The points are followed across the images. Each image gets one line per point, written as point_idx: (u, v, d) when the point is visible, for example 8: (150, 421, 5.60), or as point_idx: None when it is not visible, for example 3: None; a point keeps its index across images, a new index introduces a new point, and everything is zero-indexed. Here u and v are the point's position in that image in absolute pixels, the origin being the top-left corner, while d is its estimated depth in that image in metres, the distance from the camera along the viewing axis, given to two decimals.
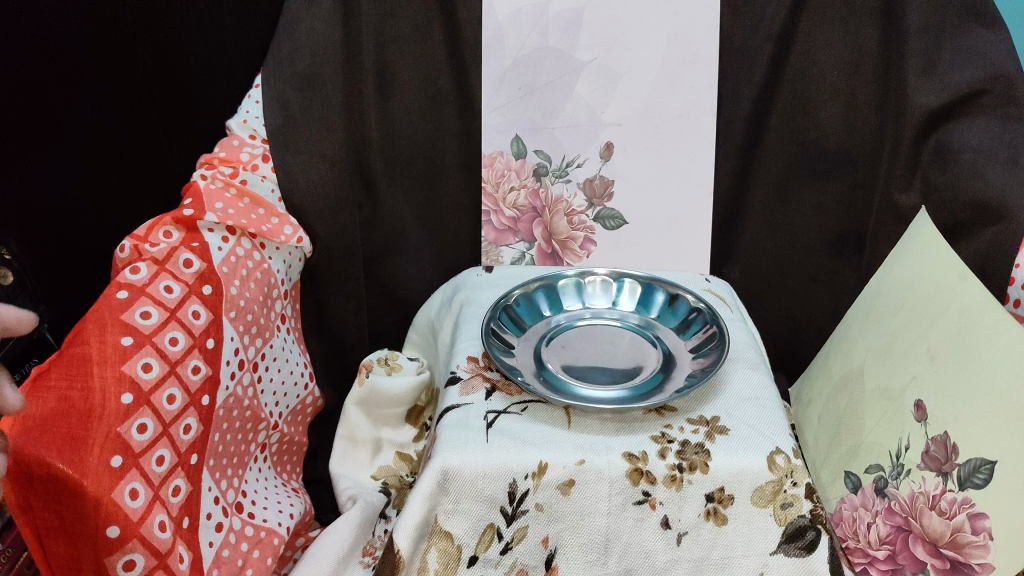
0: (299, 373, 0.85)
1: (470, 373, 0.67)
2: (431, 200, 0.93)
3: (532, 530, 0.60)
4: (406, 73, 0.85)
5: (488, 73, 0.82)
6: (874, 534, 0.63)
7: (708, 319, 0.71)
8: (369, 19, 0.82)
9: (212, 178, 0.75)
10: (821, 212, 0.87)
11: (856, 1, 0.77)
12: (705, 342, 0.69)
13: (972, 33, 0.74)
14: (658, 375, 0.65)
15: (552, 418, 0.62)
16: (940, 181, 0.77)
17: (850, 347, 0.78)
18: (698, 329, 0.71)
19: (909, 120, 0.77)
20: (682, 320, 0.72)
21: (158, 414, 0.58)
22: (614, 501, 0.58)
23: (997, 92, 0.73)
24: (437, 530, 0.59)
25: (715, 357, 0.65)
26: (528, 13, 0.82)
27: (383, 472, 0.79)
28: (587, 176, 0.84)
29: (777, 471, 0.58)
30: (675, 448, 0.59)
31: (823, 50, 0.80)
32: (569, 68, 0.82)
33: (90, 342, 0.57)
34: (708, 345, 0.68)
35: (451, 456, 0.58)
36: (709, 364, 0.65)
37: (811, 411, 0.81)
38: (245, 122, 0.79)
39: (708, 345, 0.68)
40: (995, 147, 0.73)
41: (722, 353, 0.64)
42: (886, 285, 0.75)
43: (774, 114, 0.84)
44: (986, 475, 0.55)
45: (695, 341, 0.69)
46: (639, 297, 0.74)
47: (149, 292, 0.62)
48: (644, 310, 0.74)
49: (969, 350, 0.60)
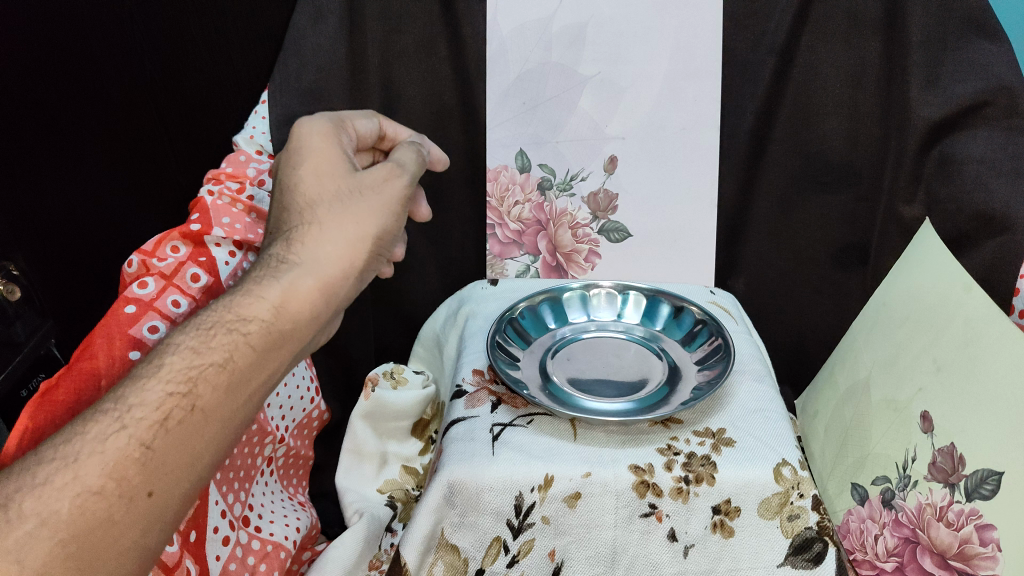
0: (305, 387, 0.85)
1: (475, 386, 0.68)
2: (437, 214, 0.94)
3: (539, 544, 0.59)
4: (412, 88, 0.86)
5: (492, 88, 0.83)
6: (881, 546, 0.64)
7: (714, 331, 0.71)
8: (375, 36, 0.82)
9: (219, 194, 0.74)
10: (826, 225, 0.88)
11: (859, 15, 0.77)
12: (711, 355, 0.69)
13: (974, 45, 0.73)
14: (664, 389, 0.65)
15: (558, 431, 0.62)
16: (943, 194, 0.78)
17: (856, 359, 0.78)
18: (704, 342, 0.71)
19: (911, 132, 0.78)
20: (687, 332, 0.72)
21: None
22: (621, 514, 0.58)
23: (1001, 104, 0.72)
24: (443, 543, 0.60)
25: (722, 369, 0.65)
26: (532, 29, 0.82)
27: (389, 485, 0.79)
28: (591, 189, 0.85)
29: (783, 483, 0.58)
30: (681, 460, 0.59)
31: (827, 63, 0.80)
32: (573, 83, 0.82)
33: (98, 357, 0.58)
34: (714, 357, 0.68)
35: (457, 469, 0.59)
36: (716, 376, 0.64)
37: (817, 423, 0.81)
38: (251, 137, 0.81)
39: (713, 357, 0.68)
40: (998, 158, 0.73)
41: (727, 364, 0.64)
42: (891, 297, 0.75)
43: (778, 127, 0.85)
44: (993, 485, 0.55)
45: (700, 353, 0.69)
46: (644, 309, 0.75)
47: (157, 307, 0.64)
48: (649, 322, 0.74)
49: (976, 362, 0.59)
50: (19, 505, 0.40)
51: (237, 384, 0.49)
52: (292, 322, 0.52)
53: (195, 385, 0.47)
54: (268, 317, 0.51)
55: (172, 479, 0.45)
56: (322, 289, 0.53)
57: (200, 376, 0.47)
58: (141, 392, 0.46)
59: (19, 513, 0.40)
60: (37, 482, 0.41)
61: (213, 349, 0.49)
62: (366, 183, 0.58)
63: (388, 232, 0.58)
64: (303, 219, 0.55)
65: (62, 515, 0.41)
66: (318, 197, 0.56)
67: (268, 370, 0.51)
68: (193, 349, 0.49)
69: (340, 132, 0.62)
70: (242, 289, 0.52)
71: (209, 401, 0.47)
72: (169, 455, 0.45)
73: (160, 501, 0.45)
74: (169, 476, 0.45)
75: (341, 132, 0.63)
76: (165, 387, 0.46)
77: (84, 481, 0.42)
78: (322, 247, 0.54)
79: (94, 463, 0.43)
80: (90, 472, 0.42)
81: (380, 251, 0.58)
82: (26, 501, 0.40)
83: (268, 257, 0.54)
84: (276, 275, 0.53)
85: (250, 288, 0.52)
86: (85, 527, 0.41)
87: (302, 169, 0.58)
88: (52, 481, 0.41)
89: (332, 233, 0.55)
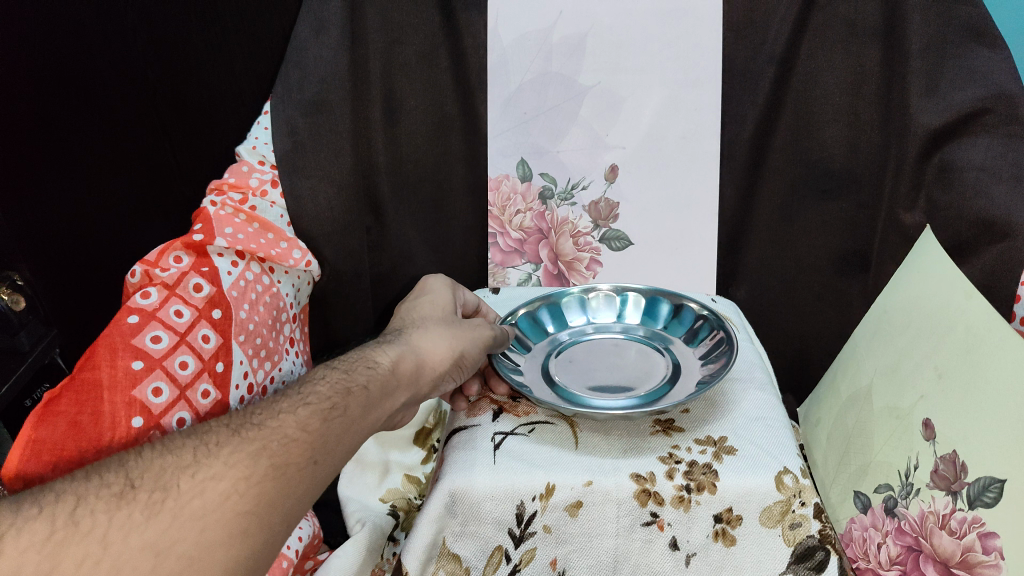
0: None
1: (476, 396, 0.68)
2: (439, 223, 0.95)
3: (541, 553, 0.60)
4: (414, 99, 0.86)
5: (493, 99, 0.84)
6: (885, 555, 0.64)
7: (713, 328, 0.70)
8: (377, 47, 0.83)
9: (222, 204, 0.75)
10: (825, 231, 0.88)
11: (857, 22, 0.77)
12: (715, 348, 0.68)
13: (974, 52, 0.73)
14: (667, 385, 0.65)
15: (560, 440, 0.62)
16: (944, 202, 0.76)
17: (858, 367, 0.78)
18: (706, 337, 0.70)
19: (912, 138, 0.77)
20: (688, 328, 0.72)
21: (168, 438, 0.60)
22: (623, 522, 0.58)
23: (1000, 111, 0.71)
24: (445, 552, 0.60)
25: (724, 362, 0.65)
26: (533, 39, 0.82)
27: (392, 494, 0.77)
28: (592, 198, 0.85)
29: (784, 491, 0.58)
30: (683, 468, 0.59)
31: (826, 70, 0.80)
32: (573, 92, 0.83)
33: (100, 367, 0.58)
34: (717, 350, 0.68)
35: (459, 479, 0.59)
36: (719, 370, 0.64)
37: (819, 431, 0.82)
38: (253, 147, 0.79)
39: (716, 349, 0.68)
40: (998, 166, 0.71)
41: (730, 357, 0.64)
42: (893, 304, 0.75)
43: (778, 134, 0.85)
44: (995, 494, 0.54)
45: (702, 348, 0.70)
46: (643, 309, 0.75)
47: (159, 317, 0.64)
48: (649, 321, 0.74)
49: (977, 368, 0.59)
50: (244, 433, 0.48)
51: (370, 413, 0.56)
52: (402, 381, 0.60)
53: (346, 394, 0.54)
54: (392, 364, 0.59)
55: (333, 457, 0.51)
56: (420, 365, 0.62)
57: (352, 388, 0.55)
58: (309, 389, 0.54)
59: (246, 437, 0.48)
60: (253, 424, 0.49)
61: (357, 373, 0.57)
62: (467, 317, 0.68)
63: (482, 345, 0.65)
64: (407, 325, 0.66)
65: (272, 448, 0.47)
66: (422, 317, 0.67)
67: (382, 417, 0.57)
68: (342, 370, 0.57)
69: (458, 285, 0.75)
70: (372, 345, 0.62)
71: (354, 412, 0.54)
72: (334, 435, 0.51)
73: (323, 472, 0.50)
74: (333, 453, 0.51)
75: (458, 285, 0.74)
76: (330, 387, 0.54)
77: (283, 429, 0.49)
78: (424, 339, 0.63)
79: (288, 421, 0.50)
80: (287, 425, 0.49)
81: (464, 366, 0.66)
82: (248, 431, 0.49)
83: (385, 337, 0.64)
84: (397, 343, 0.62)
85: (378, 345, 0.61)
86: (286, 461, 0.47)
87: (419, 298, 0.70)
88: (262, 425, 0.49)
89: (436, 329, 0.65)
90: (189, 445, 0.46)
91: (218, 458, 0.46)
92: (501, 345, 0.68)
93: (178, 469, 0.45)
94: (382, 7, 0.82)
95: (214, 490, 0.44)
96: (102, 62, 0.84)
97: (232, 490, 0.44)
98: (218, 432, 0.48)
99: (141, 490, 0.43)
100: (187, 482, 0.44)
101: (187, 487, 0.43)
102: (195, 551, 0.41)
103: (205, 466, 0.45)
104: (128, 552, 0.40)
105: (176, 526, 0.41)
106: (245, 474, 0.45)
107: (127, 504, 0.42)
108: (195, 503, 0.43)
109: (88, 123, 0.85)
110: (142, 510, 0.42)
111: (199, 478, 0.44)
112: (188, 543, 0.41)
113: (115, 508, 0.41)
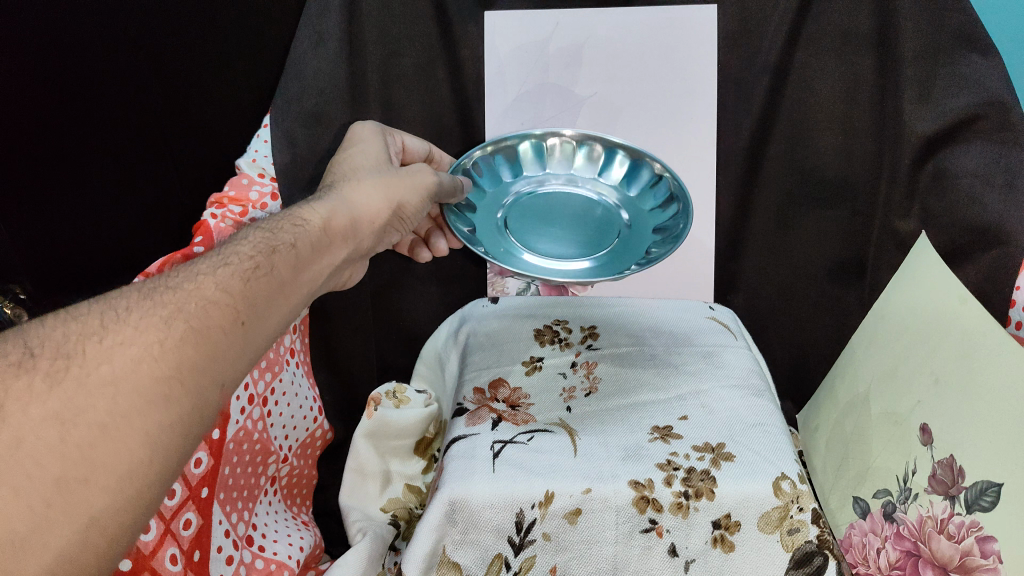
0: (309, 407, 0.88)
1: (477, 404, 0.69)
2: None
3: (540, 560, 0.60)
4: (413, 111, 0.87)
5: (490, 112, 0.84)
6: (884, 560, 0.65)
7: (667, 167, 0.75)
8: (375, 59, 0.84)
9: (223, 217, 0.74)
10: (822, 238, 0.88)
11: (850, 31, 0.78)
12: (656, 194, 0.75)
13: (966, 59, 0.72)
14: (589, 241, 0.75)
15: (558, 448, 0.63)
16: (939, 208, 0.78)
17: (856, 373, 0.78)
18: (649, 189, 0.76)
19: (906, 145, 0.78)
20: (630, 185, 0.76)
21: (185, 477, 0.64)
22: (621, 529, 0.59)
23: (994, 118, 0.72)
24: (445, 560, 0.60)
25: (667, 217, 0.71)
26: (529, 51, 0.82)
27: (393, 504, 0.78)
28: None
29: (783, 497, 0.59)
30: (681, 475, 0.60)
31: (820, 78, 0.81)
32: (570, 103, 0.83)
33: None
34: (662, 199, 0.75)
35: (459, 487, 0.59)
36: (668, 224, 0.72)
37: (818, 437, 0.82)
38: (253, 160, 0.80)
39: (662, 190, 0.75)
40: (991, 171, 0.73)
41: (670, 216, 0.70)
42: (888, 310, 0.76)
43: (773, 143, 0.86)
44: (992, 498, 0.55)
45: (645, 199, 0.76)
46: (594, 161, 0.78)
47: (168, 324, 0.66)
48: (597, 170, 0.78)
49: (974, 373, 0.59)
50: (157, 297, 0.45)
51: (297, 272, 0.53)
52: (334, 236, 0.59)
53: (272, 254, 0.52)
54: (322, 222, 0.58)
55: (262, 318, 0.49)
56: (352, 219, 0.61)
57: (277, 247, 0.53)
58: (231, 251, 0.51)
59: (161, 300, 0.44)
60: (167, 287, 0.46)
61: (283, 232, 0.54)
62: (404, 172, 0.68)
63: (421, 193, 0.67)
64: (344, 175, 0.65)
65: (188, 311, 0.44)
66: (355, 172, 0.66)
67: (317, 272, 0.56)
68: (266, 230, 0.54)
69: (387, 131, 0.74)
70: (301, 202, 0.60)
71: (282, 269, 0.52)
72: (260, 294, 0.49)
73: (251, 335, 0.48)
74: (260, 312, 0.49)
75: (387, 132, 0.75)
76: (251, 248, 0.51)
77: (201, 291, 0.46)
78: (365, 192, 0.63)
79: (207, 282, 0.47)
80: (206, 286, 0.46)
81: (402, 218, 0.67)
82: (162, 294, 0.45)
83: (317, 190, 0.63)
84: (328, 198, 0.60)
85: (308, 202, 0.59)
86: (206, 326, 0.44)
87: (351, 147, 0.70)
88: (178, 288, 0.46)
89: (370, 183, 0.64)
90: (95, 311, 0.43)
91: (128, 323, 0.42)
92: (450, 192, 0.71)
93: (82, 336, 0.41)
94: (380, 20, 0.82)
95: (125, 355, 0.41)
96: (108, 84, 0.76)
97: (146, 355, 0.41)
98: (127, 296, 0.44)
99: (42, 359, 0.40)
100: (93, 348, 0.41)
101: (94, 353, 0.41)
102: (107, 419, 0.39)
103: (113, 331, 0.42)
104: (29, 424, 0.38)
105: (81, 394, 0.39)
106: (160, 338, 0.42)
107: (25, 372, 0.39)
108: (102, 370, 0.40)
109: (79, 135, 0.75)
110: (42, 379, 0.39)
111: (106, 345, 0.41)
112: (97, 412, 0.39)
113: (13, 378, 0.39)
